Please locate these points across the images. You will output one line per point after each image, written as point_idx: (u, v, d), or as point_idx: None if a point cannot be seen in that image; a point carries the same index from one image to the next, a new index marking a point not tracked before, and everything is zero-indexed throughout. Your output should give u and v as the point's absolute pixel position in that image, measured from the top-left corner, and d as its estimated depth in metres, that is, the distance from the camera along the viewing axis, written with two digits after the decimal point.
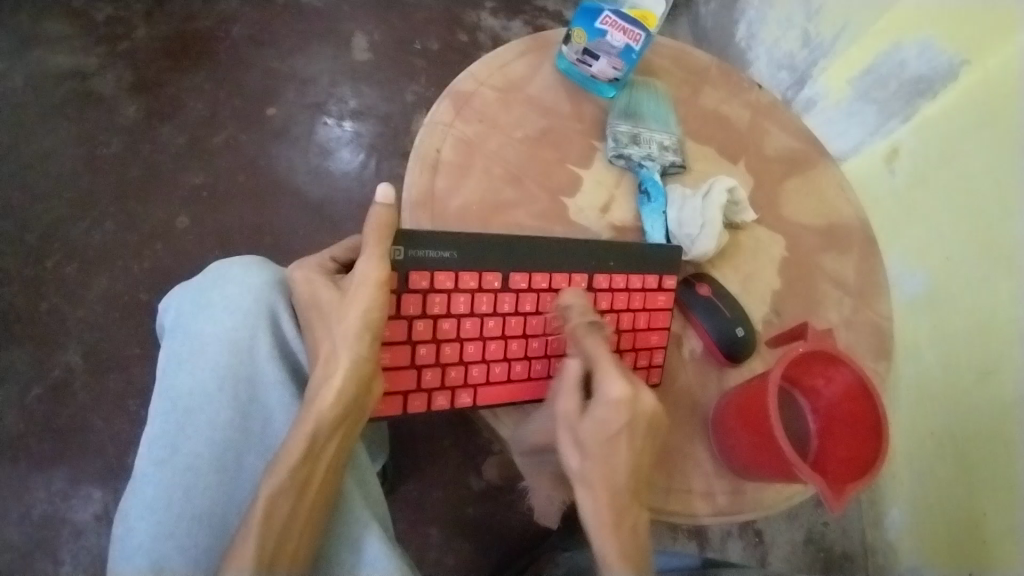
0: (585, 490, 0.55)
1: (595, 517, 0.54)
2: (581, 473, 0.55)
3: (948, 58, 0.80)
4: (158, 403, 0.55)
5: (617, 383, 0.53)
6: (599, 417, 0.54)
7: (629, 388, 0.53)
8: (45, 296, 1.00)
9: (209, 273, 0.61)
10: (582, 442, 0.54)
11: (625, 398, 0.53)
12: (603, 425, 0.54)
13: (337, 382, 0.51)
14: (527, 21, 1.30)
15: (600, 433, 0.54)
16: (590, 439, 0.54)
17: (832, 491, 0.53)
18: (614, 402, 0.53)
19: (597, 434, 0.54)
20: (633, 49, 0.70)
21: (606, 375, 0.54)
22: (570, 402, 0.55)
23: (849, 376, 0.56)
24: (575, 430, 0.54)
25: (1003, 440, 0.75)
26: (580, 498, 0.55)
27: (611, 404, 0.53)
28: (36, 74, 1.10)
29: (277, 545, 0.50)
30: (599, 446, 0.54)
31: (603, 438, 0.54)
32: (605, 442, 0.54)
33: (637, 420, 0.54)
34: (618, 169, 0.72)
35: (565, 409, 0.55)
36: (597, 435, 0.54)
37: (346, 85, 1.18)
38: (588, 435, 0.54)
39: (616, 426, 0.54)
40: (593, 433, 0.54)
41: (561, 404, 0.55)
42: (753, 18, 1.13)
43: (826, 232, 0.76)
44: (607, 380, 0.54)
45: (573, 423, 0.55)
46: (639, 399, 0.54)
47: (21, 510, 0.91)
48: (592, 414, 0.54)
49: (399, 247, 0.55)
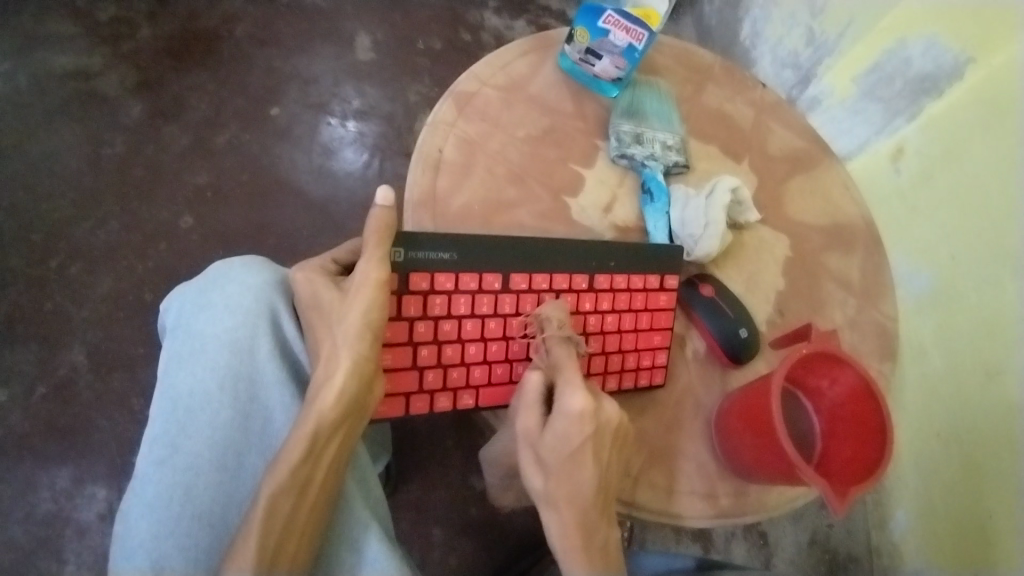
0: (551, 509, 0.54)
1: (562, 537, 0.54)
2: (545, 492, 0.54)
3: (953, 57, 0.79)
4: (158, 403, 0.55)
5: (577, 395, 0.52)
6: (558, 433, 0.52)
7: (591, 400, 0.52)
8: (49, 296, 1.00)
9: (210, 273, 0.60)
10: (544, 459, 0.53)
11: (586, 411, 0.52)
12: (565, 440, 0.52)
13: (338, 382, 0.51)
14: (530, 20, 1.30)
15: (560, 451, 0.53)
16: (552, 455, 0.53)
17: (836, 493, 0.52)
18: (575, 416, 0.52)
19: (559, 449, 0.53)
20: (636, 49, 0.69)
21: (567, 387, 0.53)
22: (530, 418, 0.54)
23: (854, 377, 0.56)
24: (537, 446, 0.53)
25: (1007, 441, 0.75)
26: (545, 518, 0.55)
27: (572, 418, 0.52)
28: (41, 74, 1.10)
29: (277, 546, 0.50)
30: (562, 462, 0.53)
31: (566, 453, 0.53)
32: (569, 457, 0.53)
33: (602, 432, 0.53)
34: (620, 169, 0.71)
35: (525, 427, 0.54)
36: (558, 450, 0.53)
37: (348, 85, 1.18)
38: (550, 453, 0.53)
39: (578, 441, 0.52)
40: (555, 449, 0.53)
41: (521, 421, 0.54)
42: (757, 17, 1.12)
43: (831, 231, 0.75)
44: (566, 394, 0.52)
45: (535, 440, 0.54)
46: (601, 411, 0.53)
47: (25, 509, 0.92)
48: (551, 430, 0.53)
49: (400, 248, 0.55)
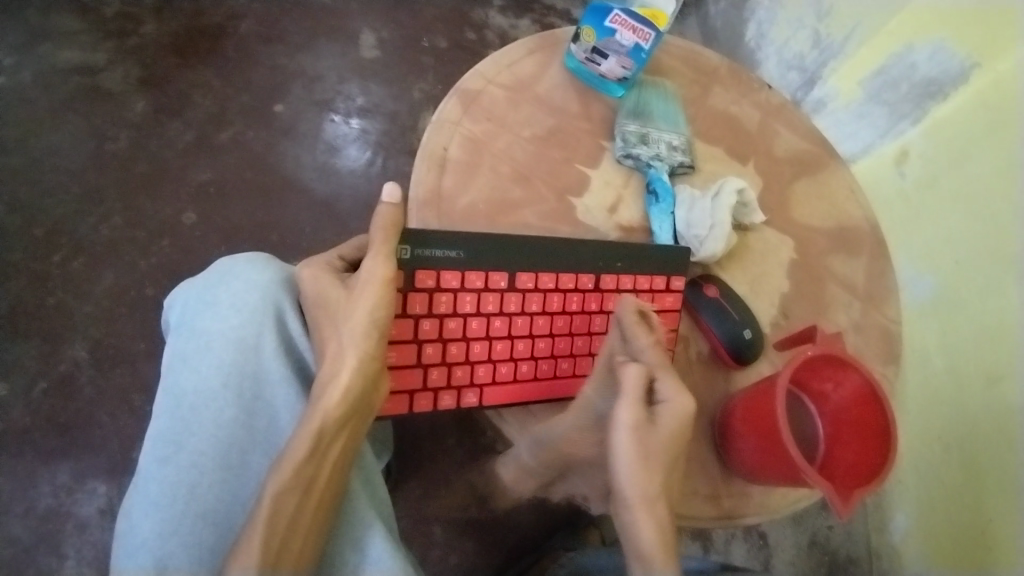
0: (643, 509, 0.50)
1: (654, 539, 0.49)
2: (642, 490, 0.50)
3: (959, 61, 0.79)
4: (163, 400, 0.55)
5: (686, 391, 0.52)
6: (670, 427, 0.51)
7: (695, 396, 0.52)
8: (51, 291, 1.00)
9: (215, 270, 0.60)
10: (647, 453, 0.50)
11: (695, 406, 0.51)
12: (676, 434, 0.51)
13: (344, 379, 0.51)
14: (535, 20, 1.30)
15: (660, 447, 0.50)
16: (651, 451, 0.50)
17: (839, 496, 0.52)
18: (683, 413, 0.51)
19: (663, 444, 0.51)
20: (642, 48, 0.69)
21: (677, 382, 0.52)
22: (631, 412, 0.50)
23: (859, 381, 0.56)
24: (638, 441, 0.50)
25: (1005, 447, 0.75)
26: (631, 519, 0.50)
27: (684, 413, 0.51)
28: (45, 68, 1.10)
29: (282, 545, 0.50)
30: (661, 457, 0.50)
31: (668, 447, 0.51)
32: (667, 452, 0.51)
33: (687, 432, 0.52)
34: (626, 169, 0.71)
35: (627, 420, 0.50)
36: (666, 445, 0.51)
37: (353, 82, 1.17)
38: (650, 449, 0.50)
39: (676, 438, 0.51)
40: (653, 445, 0.50)
41: (623, 414, 0.50)
42: (763, 18, 1.12)
43: (835, 234, 0.75)
44: (678, 388, 0.52)
45: (638, 435, 0.50)
46: (693, 408, 0.52)
47: (26, 504, 0.91)
48: (664, 424, 0.51)
49: (406, 247, 0.55)
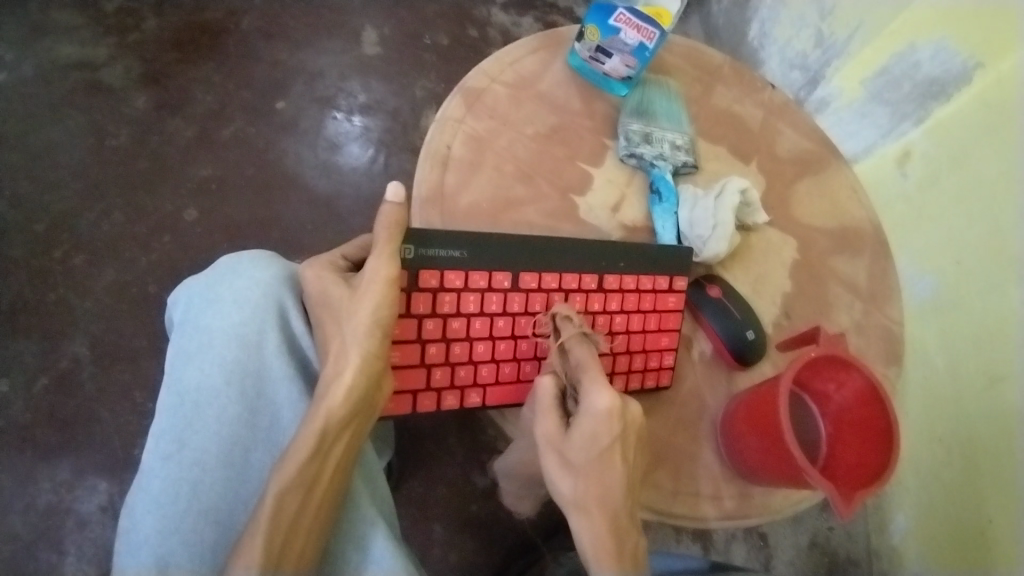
0: (581, 515, 0.53)
1: (592, 541, 0.52)
2: (573, 495, 0.53)
3: (962, 61, 0.79)
4: (165, 397, 0.55)
5: (601, 394, 0.51)
6: (586, 432, 0.52)
7: (618, 398, 0.51)
8: (52, 287, 1.00)
9: (218, 267, 0.60)
10: (571, 461, 0.53)
11: (614, 408, 0.51)
12: (592, 440, 0.52)
13: (347, 379, 0.51)
14: (537, 17, 1.30)
15: (587, 451, 0.52)
16: (579, 456, 0.52)
17: (842, 497, 0.52)
18: (603, 413, 0.51)
19: (588, 450, 0.52)
20: (646, 47, 0.69)
21: (592, 385, 0.52)
22: (550, 424, 0.53)
23: (862, 381, 0.56)
24: (560, 451, 0.53)
25: (1005, 449, 0.75)
26: (575, 523, 0.53)
27: (600, 416, 0.51)
28: (46, 63, 1.10)
29: (284, 543, 0.50)
30: (590, 464, 0.52)
31: (594, 454, 0.52)
32: (597, 459, 0.52)
33: (627, 431, 0.53)
34: (629, 168, 0.71)
35: (546, 432, 0.53)
36: (587, 451, 0.52)
37: (355, 79, 1.17)
38: (577, 454, 0.52)
39: (606, 440, 0.52)
40: (581, 450, 0.52)
41: (539, 427, 0.53)
42: (766, 17, 1.12)
43: (838, 234, 0.75)
44: (592, 392, 0.52)
45: (559, 444, 0.53)
46: (626, 410, 0.52)
47: (26, 500, 0.91)
48: (578, 429, 0.52)
49: (409, 246, 0.55)
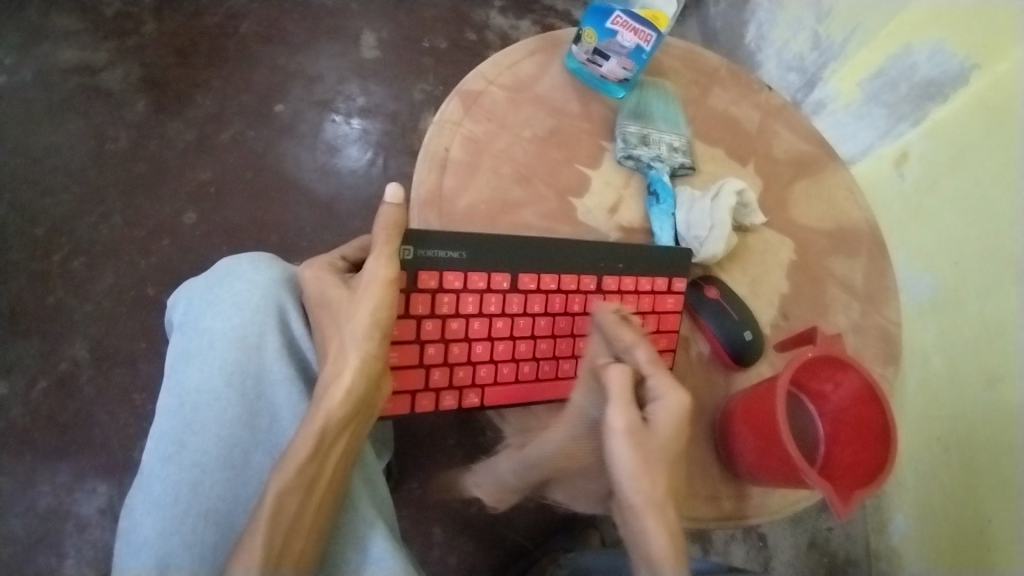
0: (657, 511, 0.49)
1: (668, 542, 0.48)
2: (650, 492, 0.49)
3: (958, 62, 0.79)
4: (165, 399, 0.55)
5: (682, 390, 0.52)
6: (669, 427, 0.51)
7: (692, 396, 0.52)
8: (52, 290, 1.00)
9: (218, 269, 0.60)
10: (649, 455, 0.50)
11: (691, 405, 0.52)
12: (674, 435, 0.51)
13: (347, 380, 0.51)
14: (536, 20, 1.30)
15: (664, 446, 0.50)
16: (658, 451, 0.50)
17: (840, 497, 0.52)
18: (682, 409, 0.51)
19: (667, 445, 0.50)
20: (643, 50, 0.69)
21: (675, 381, 0.52)
22: (629, 415, 0.51)
23: (859, 381, 0.56)
24: (636, 444, 0.50)
25: (1002, 449, 0.76)
26: (646, 525, 0.49)
27: (682, 411, 0.51)
28: (45, 68, 1.10)
29: (284, 544, 0.50)
30: (665, 459, 0.50)
31: (671, 449, 0.51)
32: (670, 454, 0.51)
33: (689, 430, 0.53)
34: (627, 170, 0.71)
35: (621, 424, 0.50)
36: (667, 446, 0.51)
37: (353, 82, 1.18)
38: (654, 449, 0.50)
39: (681, 437, 0.51)
40: (659, 445, 0.50)
41: (613, 418, 0.50)
42: (763, 20, 1.12)
43: (835, 235, 0.75)
44: (676, 387, 0.51)
45: (638, 437, 0.50)
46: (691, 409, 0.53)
47: (25, 503, 0.91)
48: (661, 423, 0.51)
49: (408, 247, 0.55)
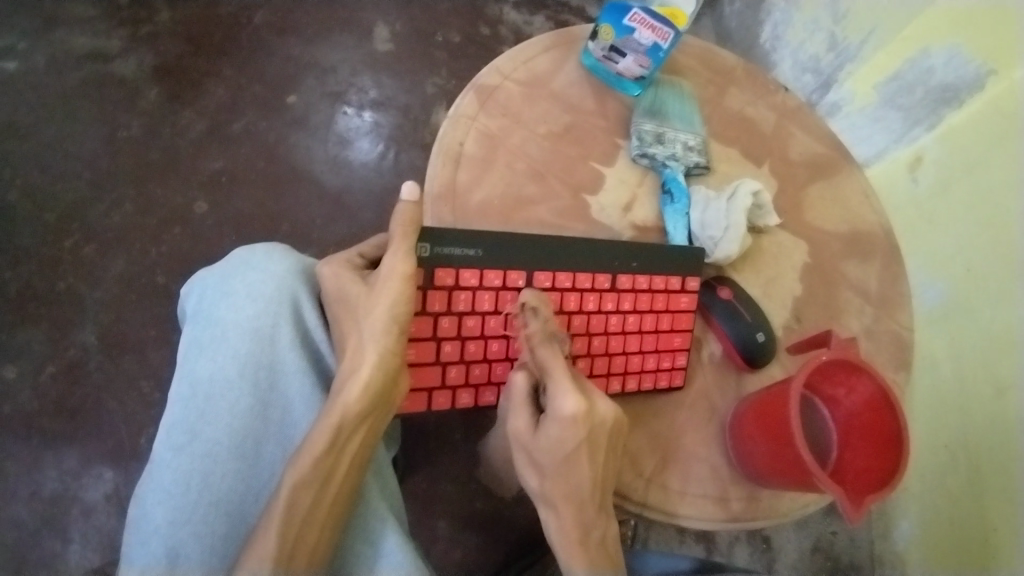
0: (550, 509, 0.54)
1: (560, 537, 0.54)
2: (542, 492, 0.54)
3: (975, 67, 0.78)
4: (178, 387, 0.55)
5: (566, 399, 0.51)
6: (553, 434, 0.52)
7: (583, 402, 0.51)
8: (61, 276, 1.00)
9: (232, 259, 0.60)
10: (539, 461, 0.53)
11: (578, 413, 0.50)
12: (559, 442, 0.52)
13: (364, 374, 0.51)
14: (549, 16, 1.30)
15: (553, 452, 0.52)
16: (545, 457, 0.53)
17: (851, 502, 0.52)
18: (567, 418, 0.50)
19: (553, 452, 0.52)
20: (660, 48, 0.69)
21: (557, 390, 0.51)
22: (521, 420, 0.53)
23: (872, 387, 0.56)
24: (532, 449, 0.53)
25: (1005, 461, 0.75)
26: (544, 517, 0.55)
27: (564, 421, 0.51)
28: (58, 53, 1.10)
29: (297, 538, 0.50)
30: (557, 464, 0.53)
31: (560, 455, 0.52)
32: (563, 460, 0.52)
33: (596, 434, 0.52)
34: (641, 168, 0.71)
35: (516, 428, 0.53)
36: (552, 452, 0.52)
37: (366, 75, 1.17)
38: (543, 454, 0.53)
39: (572, 444, 0.51)
40: (548, 450, 0.52)
41: (513, 421, 0.53)
42: (779, 19, 1.12)
43: (849, 239, 0.74)
44: (558, 397, 0.51)
45: (528, 442, 0.53)
46: (595, 412, 0.51)
47: (31, 488, 0.92)
48: (545, 432, 0.52)
49: (425, 244, 0.55)
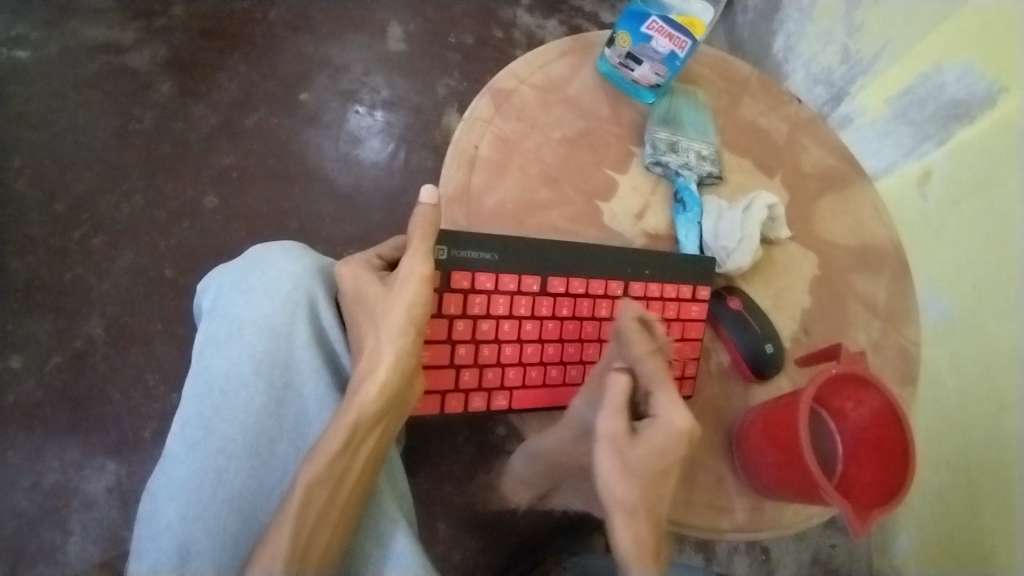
0: (626, 518, 0.50)
1: (633, 549, 0.49)
2: (623, 500, 0.50)
3: (987, 85, 0.79)
4: (193, 384, 0.55)
5: (680, 410, 0.50)
6: (655, 444, 0.50)
7: (695, 417, 0.50)
8: (70, 267, 1.00)
9: (249, 256, 0.60)
10: (627, 467, 0.50)
11: (691, 427, 0.49)
12: (660, 453, 0.50)
13: (380, 375, 0.51)
14: (562, 21, 1.30)
15: (650, 462, 0.50)
16: (639, 465, 0.50)
17: (857, 516, 0.52)
18: (678, 429, 0.49)
19: (651, 461, 0.50)
20: (677, 57, 0.69)
21: (671, 400, 0.50)
22: (615, 424, 0.51)
23: (879, 402, 0.56)
24: (621, 454, 0.50)
25: (1002, 477, 0.76)
26: (615, 527, 0.50)
27: (674, 431, 0.49)
28: (71, 44, 1.10)
29: (310, 537, 0.50)
30: (650, 474, 0.50)
31: (656, 467, 0.50)
32: (657, 471, 0.50)
33: (693, 448, 0.51)
34: (654, 177, 0.71)
35: (611, 431, 0.51)
36: (648, 461, 0.50)
37: (378, 74, 1.17)
38: (638, 462, 0.50)
39: (673, 455, 0.50)
40: (644, 459, 0.50)
41: (605, 424, 0.51)
42: (792, 31, 1.12)
43: (859, 253, 0.75)
44: (670, 406, 0.50)
45: (622, 447, 0.50)
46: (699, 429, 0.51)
47: (33, 478, 0.92)
48: (647, 438, 0.50)
49: (442, 247, 0.56)
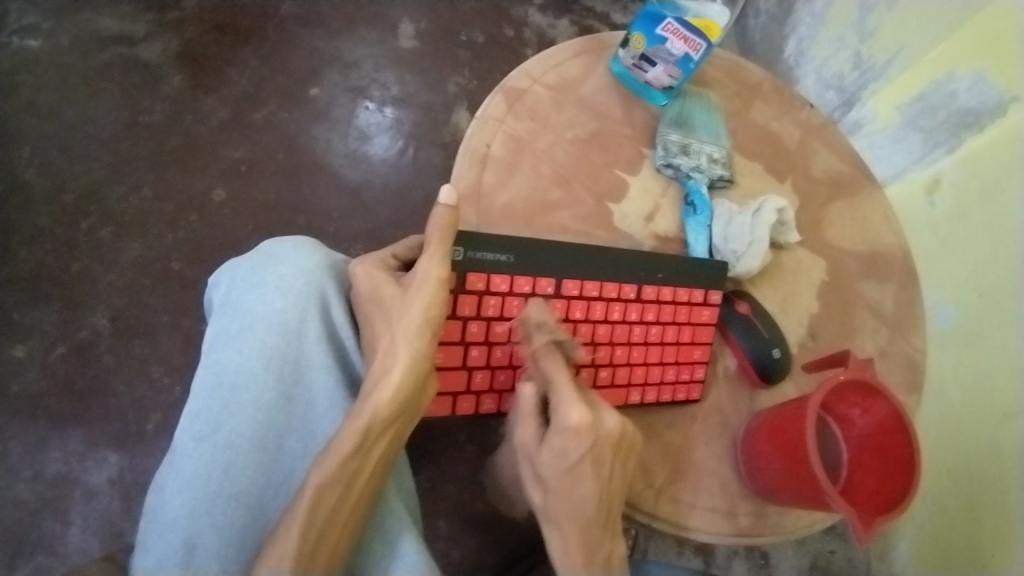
0: (553, 525, 0.53)
1: (563, 554, 0.53)
2: (546, 507, 0.53)
3: (998, 94, 0.78)
4: (202, 377, 0.55)
5: (572, 410, 0.50)
6: (556, 446, 0.51)
7: (587, 413, 0.50)
8: (77, 257, 1.00)
9: (262, 251, 0.60)
10: (543, 474, 0.53)
11: (583, 425, 0.50)
12: (562, 455, 0.51)
13: (395, 378, 0.51)
14: (574, 21, 1.30)
15: (557, 466, 0.52)
16: (549, 471, 0.52)
17: (861, 522, 0.52)
18: (571, 429, 0.50)
19: (557, 464, 0.52)
20: (691, 59, 0.69)
21: (563, 400, 0.51)
22: (528, 432, 0.53)
23: (887, 410, 0.56)
24: (537, 461, 0.53)
25: (1003, 487, 0.76)
26: (548, 533, 0.54)
27: (568, 432, 0.50)
28: (83, 35, 1.10)
29: (319, 537, 0.50)
30: (561, 478, 0.52)
31: (564, 469, 0.52)
32: (568, 474, 0.52)
33: (600, 445, 0.51)
34: (665, 178, 0.71)
35: (523, 440, 0.53)
36: (556, 466, 0.52)
37: (389, 71, 1.17)
38: (547, 468, 0.52)
39: (576, 456, 0.51)
40: (553, 463, 0.52)
41: (520, 434, 0.53)
42: (804, 35, 1.12)
43: (867, 259, 0.74)
44: (561, 407, 0.50)
45: (533, 455, 0.53)
46: (600, 424, 0.51)
47: (35, 467, 0.92)
48: (549, 444, 0.51)
49: (458, 248, 0.55)
